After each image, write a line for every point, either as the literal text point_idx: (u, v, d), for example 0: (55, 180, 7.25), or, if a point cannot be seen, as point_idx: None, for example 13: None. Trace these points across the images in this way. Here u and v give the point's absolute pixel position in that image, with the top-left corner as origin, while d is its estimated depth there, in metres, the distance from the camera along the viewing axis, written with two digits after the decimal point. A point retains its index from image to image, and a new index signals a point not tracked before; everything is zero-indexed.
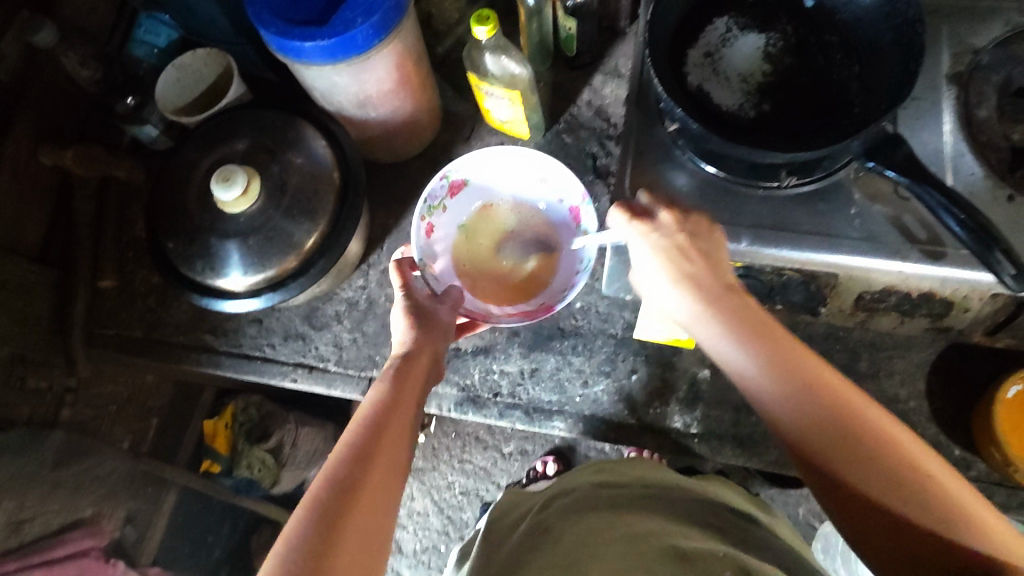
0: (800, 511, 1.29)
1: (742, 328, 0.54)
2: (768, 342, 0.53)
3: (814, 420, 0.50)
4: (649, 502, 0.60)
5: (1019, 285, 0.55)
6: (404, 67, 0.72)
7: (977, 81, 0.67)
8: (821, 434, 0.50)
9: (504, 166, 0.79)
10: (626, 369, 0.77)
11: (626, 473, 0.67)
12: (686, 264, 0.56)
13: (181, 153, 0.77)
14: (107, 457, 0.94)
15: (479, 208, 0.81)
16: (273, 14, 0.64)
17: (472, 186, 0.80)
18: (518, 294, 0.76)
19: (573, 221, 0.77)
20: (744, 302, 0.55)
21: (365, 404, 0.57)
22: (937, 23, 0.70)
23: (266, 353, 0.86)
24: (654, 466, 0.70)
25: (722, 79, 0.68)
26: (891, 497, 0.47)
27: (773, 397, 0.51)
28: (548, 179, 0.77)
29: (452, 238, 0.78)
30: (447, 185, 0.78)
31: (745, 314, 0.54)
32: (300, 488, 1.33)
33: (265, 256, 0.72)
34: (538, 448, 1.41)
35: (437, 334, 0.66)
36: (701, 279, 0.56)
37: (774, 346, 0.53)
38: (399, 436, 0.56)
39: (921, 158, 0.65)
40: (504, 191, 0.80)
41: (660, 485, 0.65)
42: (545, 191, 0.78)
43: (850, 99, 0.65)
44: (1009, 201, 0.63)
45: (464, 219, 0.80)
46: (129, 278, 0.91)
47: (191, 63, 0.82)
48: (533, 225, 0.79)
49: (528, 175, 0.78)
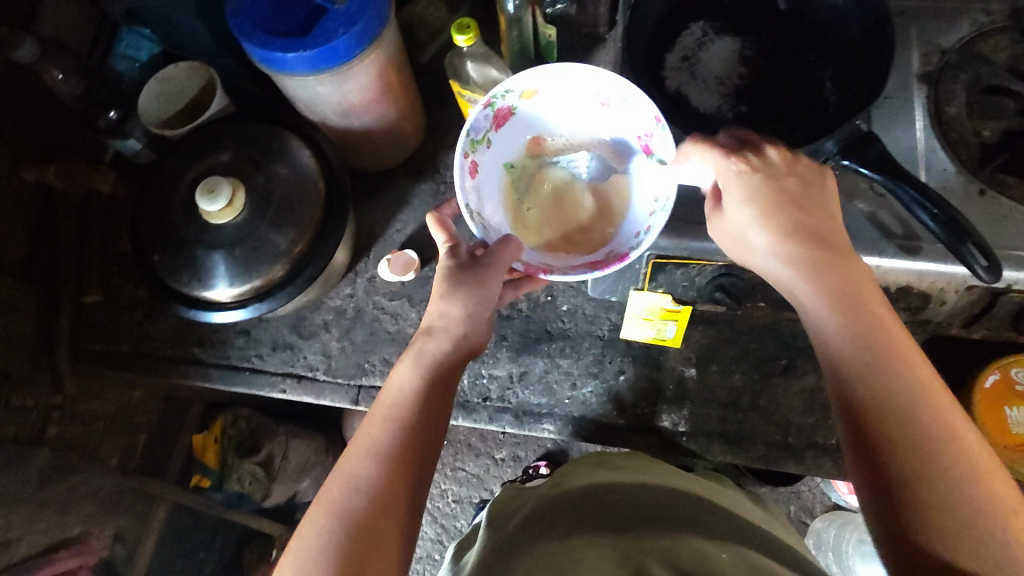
0: (791, 508, 1.29)
1: (838, 285, 0.53)
2: (862, 302, 0.53)
3: (894, 383, 0.49)
4: (656, 495, 0.61)
5: (992, 277, 0.57)
6: (386, 76, 0.73)
7: (946, 80, 0.69)
8: (893, 393, 0.49)
9: (559, 90, 0.69)
10: (614, 370, 0.78)
11: (625, 465, 0.68)
12: (798, 223, 0.55)
13: (165, 165, 0.77)
14: (95, 474, 0.92)
15: (529, 139, 0.72)
16: (254, 25, 0.65)
17: (521, 114, 0.71)
18: (583, 241, 0.68)
19: (647, 148, 0.67)
20: (864, 279, 0.53)
21: (399, 392, 0.60)
22: (906, 24, 0.72)
23: (254, 364, 0.85)
24: (650, 461, 0.71)
25: (699, 82, 0.70)
26: (949, 492, 0.46)
27: (856, 347, 0.51)
28: (614, 101, 0.67)
29: (500, 175, 0.71)
30: (492, 116, 0.68)
31: (865, 287, 0.53)
32: (292, 501, 1.33)
33: (251, 267, 0.72)
34: (530, 453, 1.41)
35: (476, 308, 0.62)
36: (789, 234, 0.55)
37: (870, 307, 0.52)
38: (423, 432, 0.59)
39: (895, 155, 0.66)
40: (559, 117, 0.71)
41: (661, 471, 0.68)
42: (611, 114, 0.68)
43: (824, 99, 0.67)
44: (980, 195, 0.65)
45: (514, 152, 0.72)
46: (115, 292, 0.91)
47: (174, 77, 0.82)
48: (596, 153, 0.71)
49: (588, 95, 0.68)
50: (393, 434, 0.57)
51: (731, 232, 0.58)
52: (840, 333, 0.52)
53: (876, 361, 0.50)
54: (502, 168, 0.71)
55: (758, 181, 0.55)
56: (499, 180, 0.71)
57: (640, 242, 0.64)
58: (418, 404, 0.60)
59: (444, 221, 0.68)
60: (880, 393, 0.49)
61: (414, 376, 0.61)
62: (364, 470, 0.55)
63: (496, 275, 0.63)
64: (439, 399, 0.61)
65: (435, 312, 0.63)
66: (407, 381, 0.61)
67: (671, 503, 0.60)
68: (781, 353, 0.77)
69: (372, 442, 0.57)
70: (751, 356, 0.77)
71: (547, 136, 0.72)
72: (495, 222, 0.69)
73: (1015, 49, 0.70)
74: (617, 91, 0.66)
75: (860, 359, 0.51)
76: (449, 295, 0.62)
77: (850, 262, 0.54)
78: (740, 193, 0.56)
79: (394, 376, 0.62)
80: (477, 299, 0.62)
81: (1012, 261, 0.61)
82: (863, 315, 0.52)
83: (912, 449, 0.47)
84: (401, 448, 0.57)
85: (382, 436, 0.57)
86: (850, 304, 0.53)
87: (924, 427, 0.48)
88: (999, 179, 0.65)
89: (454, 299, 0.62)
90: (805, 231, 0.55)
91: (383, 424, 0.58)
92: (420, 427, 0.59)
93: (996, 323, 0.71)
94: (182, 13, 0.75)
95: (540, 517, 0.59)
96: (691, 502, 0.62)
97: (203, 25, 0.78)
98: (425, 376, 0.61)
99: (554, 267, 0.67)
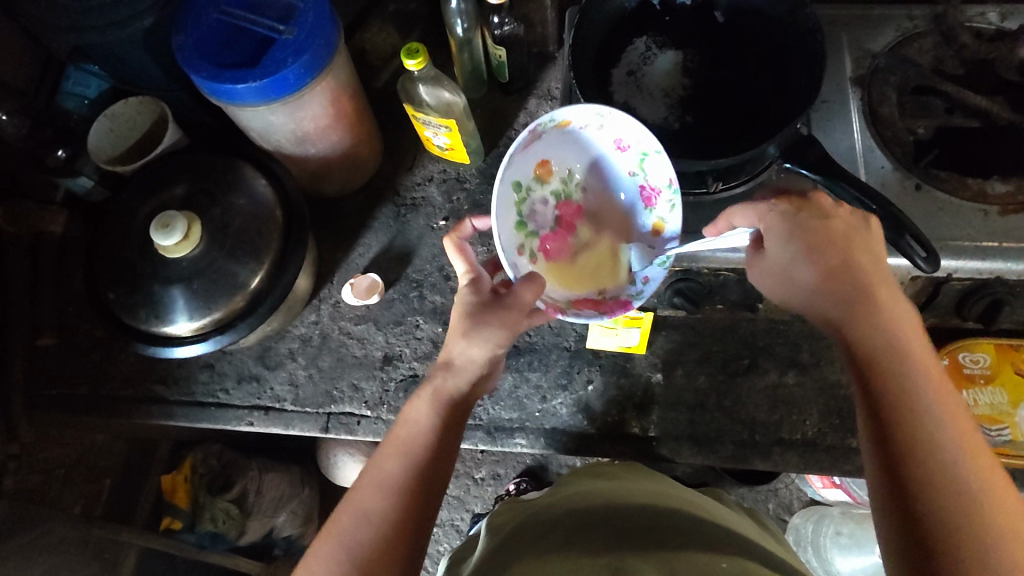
0: (770, 507, 1.31)
1: (874, 325, 0.54)
2: (897, 344, 0.53)
3: (927, 422, 0.49)
4: (644, 502, 0.61)
5: (929, 267, 0.59)
6: (340, 102, 0.73)
7: (877, 82, 0.72)
8: (928, 429, 0.48)
9: (587, 127, 0.69)
10: (583, 381, 0.78)
11: (631, 481, 0.67)
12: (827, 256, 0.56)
13: (118, 202, 0.76)
14: (58, 524, 0.89)
15: (541, 162, 0.70)
16: (202, 59, 0.65)
17: (543, 139, 0.69)
18: (582, 280, 0.70)
19: (649, 201, 0.71)
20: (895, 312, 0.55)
21: (416, 429, 0.60)
22: (837, 32, 0.75)
23: (219, 399, 0.84)
24: (655, 477, 0.70)
25: (645, 95, 0.73)
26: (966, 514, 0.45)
27: (886, 371, 0.51)
28: (634, 151, 0.69)
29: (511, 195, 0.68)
30: (527, 138, 0.66)
31: (897, 318, 0.54)
32: (269, 537, 1.30)
33: (210, 299, 0.71)
34: (510, 470, 1.40)
35: (497, 345, 0.62)
36: (822, 266, 0.56)
37: (909, 350, 0.52)
38: (436, 468, 0.58)
39: (834, 156, 0.69)
40: (574, 151, 0.71)
41: (653, 480, 0.68)
42: (624, 161, 0.71)
43: (766, 106, 0.70)
44: (916, 189, 0.68)
45: (525, 173, 0.69)
46: (72, 334, 0.89)
47: (123, 113, 0.81)
48: (599, 193, 0.73)
49: (609, 140, 0.70)
50: (407, 469, 0.57)
51: (768, 273, 0.61)
52: (880, 370, 0.52)
53: (909, 398, 0.50)
54: (514, 187, 0.68)
55: (808, 223, 0.56)
56: (510, 199, 0.68)
57: (639, 292, 0.70)
58: (432, 440, 0.59)
59: (464, 249, 0.66)
60: (916, 428, 0.49)
61: (430, 411, 0.61)
62: (376, 503, 0.55)
63: (520, 315, 0.63)
64: (453, 434, 0.61)
65: (456, 345, 0.62)
66: (423, 416, 0.60)
67: (663, 512, 0.59)
68: (743, 353, 0.78)
69: (383, 474, 0.57)
70: (713, 357, 0.78)
71: (554, 164, 0.71)
72: (506, 249, 0.66)
73: (939, 51, 0.74)
74: (643, 145, 0.68)
75: (891, 391, 0.51)
76: (472, 331, 0.61)
77: (887, 305, 0.55)
78: (777, 234, 0.58)
79: (409, 408, 0.61)
80: (500, 336, 0.62)
81: (949, 251, 0.65)
82: (899, 354, 0.52)
83: (945, 486, 0.46)
84: (411, 481, 0.56)
85: (397, 470, 0.57)
86: (885, 343, 0.53)
87: (954, 467, 0.47)
88: (933, 173, 0.68)
89: (476, 337, 0.61)
90: (837, 275, 0.56)
91: (397, 458, 0.58)
92: (433, 463, 0.58)
93: (941, 311, 0.74)
94: (130, 50, 0.75)
95: (541, 523, 0.59)
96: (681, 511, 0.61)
97: (153, 61, 0.78)
98: (441, 412, 0.61)
99: (560, 302, 0.68)
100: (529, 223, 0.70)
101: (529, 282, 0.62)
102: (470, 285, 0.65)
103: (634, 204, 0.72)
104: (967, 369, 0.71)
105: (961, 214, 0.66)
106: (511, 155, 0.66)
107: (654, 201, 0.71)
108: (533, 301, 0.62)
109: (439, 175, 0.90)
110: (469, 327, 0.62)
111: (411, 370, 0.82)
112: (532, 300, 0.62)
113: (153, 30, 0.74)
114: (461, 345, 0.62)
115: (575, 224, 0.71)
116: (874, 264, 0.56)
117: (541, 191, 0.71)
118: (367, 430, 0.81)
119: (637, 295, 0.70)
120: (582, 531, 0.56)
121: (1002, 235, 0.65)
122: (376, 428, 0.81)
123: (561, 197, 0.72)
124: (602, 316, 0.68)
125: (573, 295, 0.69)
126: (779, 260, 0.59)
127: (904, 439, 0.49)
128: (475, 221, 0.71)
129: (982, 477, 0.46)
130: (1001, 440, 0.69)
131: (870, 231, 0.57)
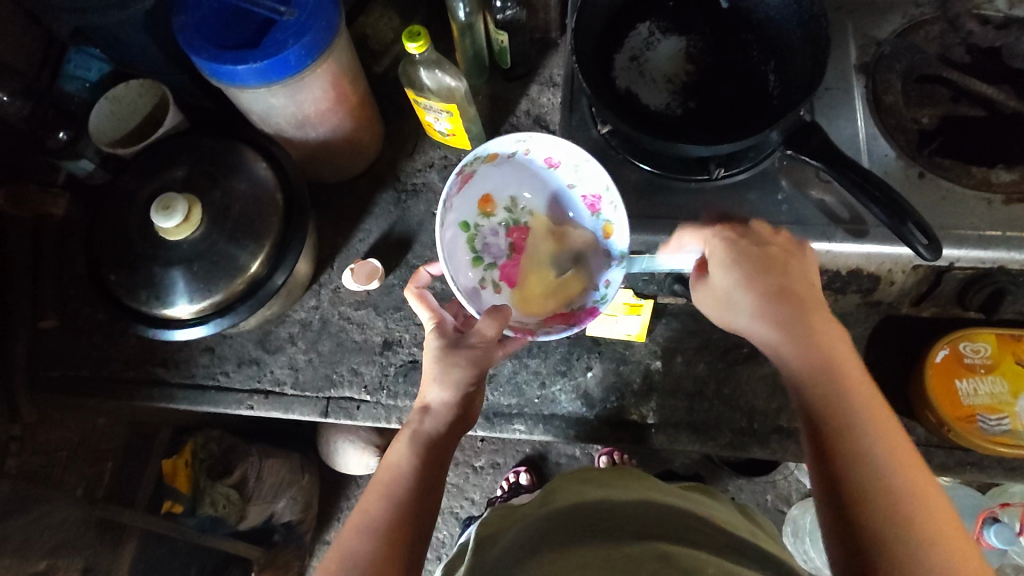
0: (768, 498, 1.32)
1: (812, 343, 0.53)
2: (831, 357, 0.53)
3: (869, 437, 0.49)
4: (639, 513, 0.60)
5: (932, 255, 0.59)
6: (340, 85, 0.73)
7: (882, 70, 0.72)
8: (868, 443, 0.49)
9: (516, 154, 0.74)
10: (582, 367, 0.78)
11: (628, 495, 0.64)
12: (765, 275, 0.56)
13: (119, 183, 0.76)
14: (60, 505, 0.89)
15: (483, 197, 0.75)
16: (203, 40, 0.65)
17: (477, 176, 0.74)
18: (547, 297, 0.73)
19: (594, 208, 0.73)
20: (817, 317, 0.55)
21: (396, 471, 0.60)
22: (842, 19, 0.75)
23: (219, 382, 0.84)
24: (650, 487, 0.68)
25: (648, 81, 0.72)
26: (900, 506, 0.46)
27: (824, 383, 0.52)
28: (565, 165, 0.73)
29: (461, 235, 0.74)
30: (458, 180, 0.72)
31: (821, 327, 0.55)
32: (269, 522, 1.31)
33: (210, 282, 0.72)
34: (510, 459, 1.41)
35: (470, 385, 0.63)
36: (761, 288, 0.56)
37: (840, 361, 0.53)
38: (419, 508, 0.58)
39: (837, 143, 0.69)
40: (512, 178, 0.76)
41: (648, 488, 0.67)
42: (561, 177, 0.74)
43: (769, 92, 0.69)
44: (919, 177, 0.67)
45: (470, 211, 0.75)
46: (73, 317, 0.89)
47: (125, 95, 0.81)
48: (549, 211, 0.76)
49: (540, 160, 0.74)
50: (389, 511, 0.57)
51: (712, 293, 0.59)
52: (828, 390, 0.52)
53: (841, 409, 0.51)
54: (462, 228, 0.74)
55: (744, 250, 0.57)
56: (461, 240, 0.74)
57: (602, 296, 0.72)
58: (416, 480, 0.59)
59: (425, 296, 0.70)
60: (855, 445, 0.49)
61: (410, 453, 0.61)
62: (358, 546, 0.55)
63: (488, 351, 0.64)
64: (435, 474, 0.60)
65: (427, 390, 0.64)
66: (404, 457, 0.60)
67: (653, 520, 0.60)
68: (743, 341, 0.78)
69: (367, 518, 0.57)
70: (713, 346, 0.78)
71: (498, 195, 0.75)
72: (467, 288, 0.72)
73: (945, 39, 0.74)
74: (570, 158, 0.72)
75: (834, 408, 0.51)
76: (443, 374, 0.63)
77: (818, 321, 0.55)
78: (724, 256, 0.57)
79: (392, 452, 0.62)
80: (471, 375, 0.63)
81: (951, 240, 0.65)
82: (829, 360, 0.53)
83: (886, 501, 0.46)
84: (393, 523, 0.56)
85: (380, 512, 0.57)
86: (821, 359, 0.53)
87: (893, 481, 0.47)
88: (936, 161, 0.68)
89: (446, 380, 0.63)
90: (774, 294, 0.55)
91: (379, 500, 0.58)
92: (415, 505, 0.58)
93: (943, 301, 0.73)
94: (131, 32, 0.75)
95: (530, 539, 0.59)
96: (674, 514, 0.61)
97: (154, 43, 0.78)
98: (421, 452, 0.61)
99: (529, 322, 0.71)
100: (486, 256, 0.75)
101: (489, 316, 0.64)
102: (436, 331, 0.67)
103: (583, 213, 0.74)
104: (968, 359, 0.70)
105: (965, 203, 0.66)
106: (448, 199, 0.72)
107: (601, 208, 0.73)
108: (496, 333, 0.64)
109: (440, 161, 0.90)
110: (438, 370, 0.63)
111: (410, 356, 0.82)
112: (491, 330, 0.64)
113: (154, 11, 0.74)
114: (430, 388, 0.63)
115: (531, 245, 0.75)
116: (797, 272, 0.57)
117: (490, 224, 0.75)
118: (366, 415, 0.81)
119: (602, 299, 0.72)
120: (575, 548, 0.56)
121: (1006, 225, 0.64)
122: (375, 413, 0.81)
123: (513, 225, 0.76)
124: (572, 327, 0.70)
125: (542, 315, 0.72)
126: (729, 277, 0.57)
127: (842, 458, 0.49)
128: (431, 268, 0.74)
129: (914, 480, 0.47)
130: (1000, 430, 0.69)
131: (798, 247, 0.59)
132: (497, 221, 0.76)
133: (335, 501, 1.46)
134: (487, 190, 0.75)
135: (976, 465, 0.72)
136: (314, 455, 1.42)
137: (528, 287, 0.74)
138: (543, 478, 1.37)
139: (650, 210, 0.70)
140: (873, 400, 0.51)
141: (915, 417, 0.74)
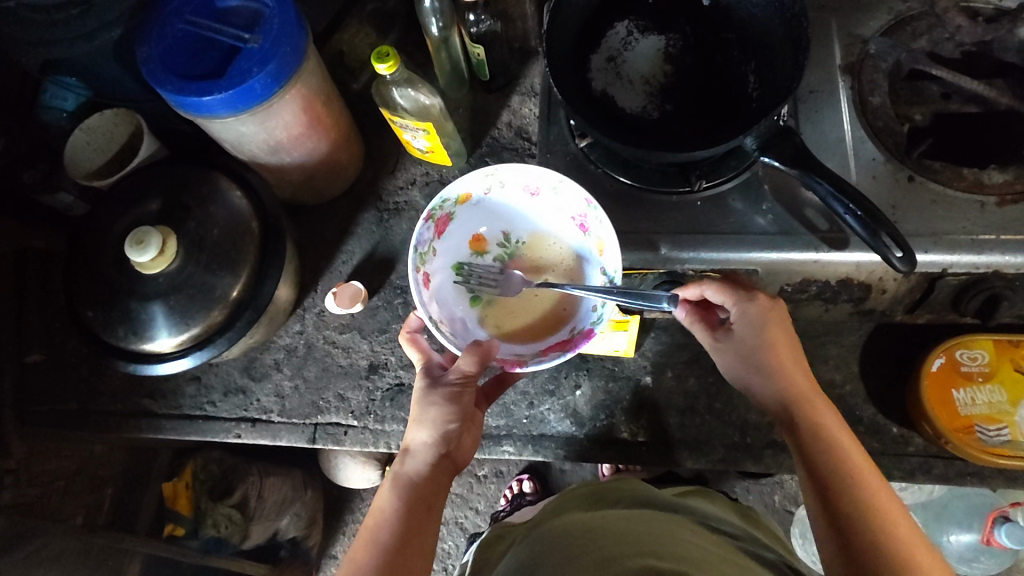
0: (776, 499, 1.29)
1: (800, 391, 0.57)
2: (805, 391, 0.57)
3: (850, 466, 0.52)
4: (625, 518, 0.61)
5: (906, 265, 0.57)
6: (311, 108, 0.71)
7: (868, 69, 0.69)
8: (843, 469, 0.52)
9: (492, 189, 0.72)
10: (570, 386, 0.77)
11: (612, 501, 0.66)
12: (781, 333, 0.59)
13: (92, 217, 0.75)
14: (57, 536, 0.88)
15: (471, 238, 0.73)
16: (167, 71, 0.63)
17: (458, 219, 0.72)
18: (547, 324, 0.70)
19: (584, 228, 0.70)
20: (794, 365, 0.58)
21: (377, 518, 0.58)
22: (826, 18, 0.72)
23: (206, 411, 0.84)
24: (637, 486, 0.70)
25: (624, 81, 0.70)
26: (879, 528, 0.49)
27: (809, 414, 0.56)
28: (544, 190, 0.70)
29: (453, 278, 0.72)
30: (433, 225, 0.70)
31: (797, 367, 0.58)
32: (274, 539, 1.31)
33: (187, 315, 0.71)
34: (513, 467, 1.40)
35: (449, 422, 0.61)
36: (761, 347, 0.58)
37: (815, 397, 0.57)
38: (408, 553, 0.56)
39: (821, 149, 0.67)
40: (496, 215, 0.73)
41: (638, 494, 0.68)
42: (545, 201, 0.71)
43: (748, 94, 0.67)
44: (909, 181, 0.65)
45: (460, 253, 0.73)
46: (59, 349, 0.89)
47: (99, 126, 0.80)
48: (541, 240, 0.73)
49: (519, 191, 0.72)
50: (378, 556, 0.55)
51: (738, 353, 0.60)
52: (817, 449, 0.54)
53: (826, 433, 0.55)
54: (454, 269, 0.72)
55: (744, 307, 0.59)
56: (452, 282, 0.72)
57: (599, 316, 0.67)
58: (399, 524, 0.57)
59: (417, 339, 0.68)
60: (851, 503, 0.51)
61: (393, 496, 0.59)
62: None
63: (468, 387, 0.62)
64: (423, 514, 0.58)
65: (410, 431, 0.62)
66: (388, 502, 0.59)
67: (648, 532, 0.58)
68: None
69: (357, 568, 0.55)
70: (704, 359, 0.77)
71: (487, 233, 0.73)
72: (459, 331, 0.69)
73: (933, 33, 0.71)
74: (547, 181, 0.69)
75: (839, 484, 0.52)
76: (421, 414, 0.61)
77: (794, 363, 0.58)
78: (752, 317, 0.59)
79: (376, 500, 0.60)
80: (449, 411, 0.61)
81: (944, 244, 0.62)
82: (807, 396, 0.57)
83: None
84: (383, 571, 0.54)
85: (366, 564, 0.55)
86: (807, 423, 0.55)
87: (874, 502, 0.51)
88: (927, 164, 0.65)
89: (425, 420, 0.61)
90: (771, 370, 0.58)
91: (365, 548, 0.56)
92: (403, 549, 0.56)
93: (938, 307, 0.72)
94: (100, 62, 0.74)
95: (519, 558, 0.60)
96: (676, 532, 0.59)
97: (125, 71, 0.76)
98: (404, 494, 0.59)
99: (525, 355, 0.68)
100: (482, 294, 0.71)
101: (470, 351, 0.62)
102: (422, 372, 0.64)
103: (574, 235, 0.71)
104: (965, 367, 0.70)
105: (956, 207, 0.63)
106: (427, 245, 0.70)
107: (590, 227, 0.69)
108: (476, 368, 0.62)
109: (422, 178, 0.88)
110: (416, 410, 0.62)
111: (396, 379, 0.82)
112: (469, 366, 0.62)
113: (121, 40, 0.73)
114: (411, 430, 0.61)
115: (529, 277, 0.72)
116: (778, 329, 0.59)
117: (484, 263, 0.73)
118: (354, 441, 0.81)
119: (597, 321, 0.67)
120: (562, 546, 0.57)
121: (999, 227, 0.62)
122: (363, 438, 0.81)
123: (509, 259, 0.73)
124: (566, 353, 0.65)
125: (541, 346, 0.69)
126: (743, 337, 0.59)
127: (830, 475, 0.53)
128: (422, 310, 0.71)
129: (890, 514, 0.50)
130: (999, 441, 0.68)
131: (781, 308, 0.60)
132: (490, 258, 0.73)
133: (339, 514, 1.45)
134: (473, 229, 0.73)
135: (976, 475, 0.71)
136: (316, 469, 1.41)
137: (522, 320, 0.70)
138: (547, 486, 1.36)
139: (627, 230, 0.68)
140: (868, 475, 0.53)
141: (913, 427, 0.73)
